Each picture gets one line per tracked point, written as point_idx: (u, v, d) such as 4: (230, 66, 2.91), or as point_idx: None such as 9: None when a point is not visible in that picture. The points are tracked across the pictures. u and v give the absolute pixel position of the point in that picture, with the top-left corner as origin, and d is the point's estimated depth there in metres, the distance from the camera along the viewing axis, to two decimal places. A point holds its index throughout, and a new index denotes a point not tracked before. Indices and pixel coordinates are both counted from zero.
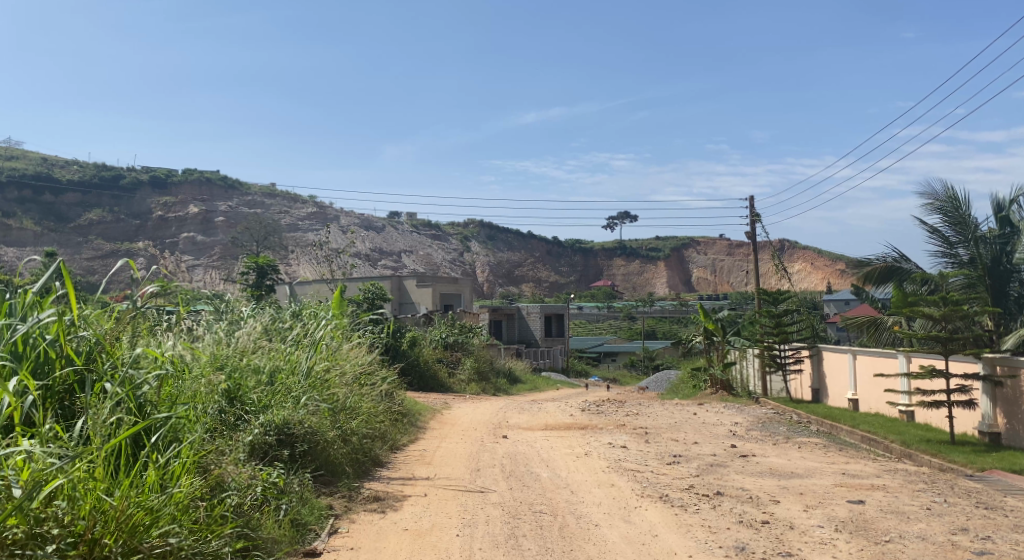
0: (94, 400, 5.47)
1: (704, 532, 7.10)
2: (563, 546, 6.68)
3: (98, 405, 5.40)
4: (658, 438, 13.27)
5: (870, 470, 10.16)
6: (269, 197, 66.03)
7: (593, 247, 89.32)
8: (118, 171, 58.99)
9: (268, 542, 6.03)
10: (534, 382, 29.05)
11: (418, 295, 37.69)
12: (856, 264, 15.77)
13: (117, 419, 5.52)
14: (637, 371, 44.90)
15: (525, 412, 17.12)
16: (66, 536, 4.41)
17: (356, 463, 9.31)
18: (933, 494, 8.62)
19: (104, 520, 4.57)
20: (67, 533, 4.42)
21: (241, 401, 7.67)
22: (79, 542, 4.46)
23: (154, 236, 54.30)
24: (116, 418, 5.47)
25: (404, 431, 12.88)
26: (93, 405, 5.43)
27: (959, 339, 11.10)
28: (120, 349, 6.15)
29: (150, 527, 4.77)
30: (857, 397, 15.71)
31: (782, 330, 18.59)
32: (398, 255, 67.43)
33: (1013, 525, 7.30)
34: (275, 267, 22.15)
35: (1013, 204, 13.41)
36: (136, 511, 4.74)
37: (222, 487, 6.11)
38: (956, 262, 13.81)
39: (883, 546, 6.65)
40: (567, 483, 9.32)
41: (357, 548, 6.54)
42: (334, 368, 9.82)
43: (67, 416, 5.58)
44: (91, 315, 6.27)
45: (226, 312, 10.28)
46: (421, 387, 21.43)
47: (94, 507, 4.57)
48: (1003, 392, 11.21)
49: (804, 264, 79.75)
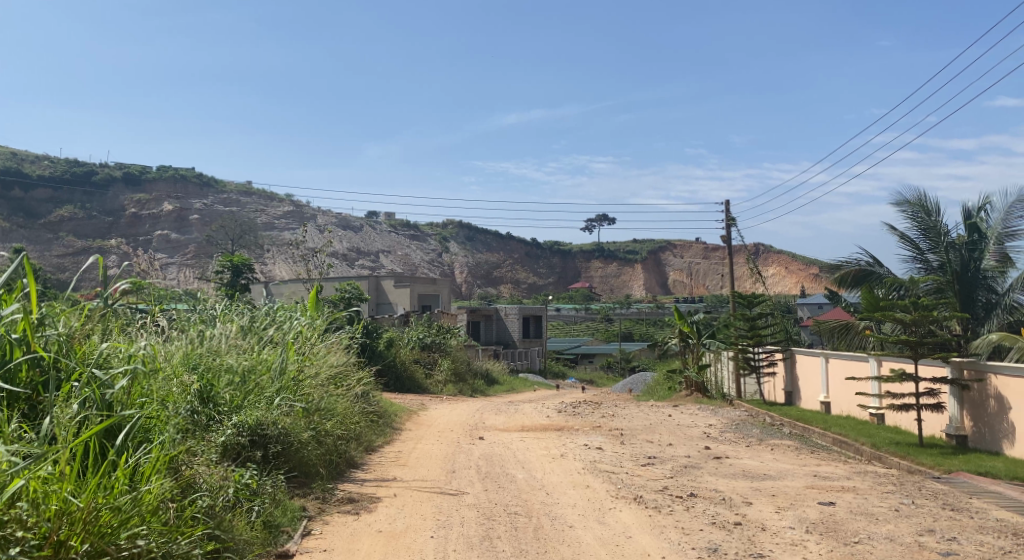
0: (61, 401, 5.43)
1: (677, 532, 7.20)
2: (537, 548, 6.71)
3: (64, 406, 5.36)
4: (633, 439, 13.45)
5: (839, 472, 10.36)
6: (244, 195, 65.28)
7: (571, 249, 89.71)
8: (90, 167, 57.88)
9: (239, 544, 6.00)
10: (511, 384, 29.12)
11: (396, 295, 37.54)
12: (829, 268, 16.05)
13: (84, 419, 5.47)
14: (613, 372, 45.20)
15: (502, 413, 17.19)
16: (30, 538, 4.36)
17: (330, 464, 9.25)
18: (900, 496, 8.81)
19: (70, 521, 4.52)
20: (32, 535, 4.36)
21: (213, 402, 7.59)
22: (44, 544, 4.40)
23: (127, 234, 53.52)
24: (84, 417, 5.47)
25: (380, 432, 12.90)
26: (60, 405, 5.40)
27: (928, 344, 11.33)
28: (88, 349, 6.09)
29: (118, 529, 4.73)
30: (828, 400, 15.97)
31: (756, 333, 18.96)
32: (375, 255, 67.23)
33: (977, 525, 7.50)
34: (250, 267, 21.84)
35: (980, 212, 13.74)
36: (103, 513, 4.68)
37: (194, 488, 6.07)
38: (927, 267, 14.10)
39: (853, 547, 6.76)
40: (543, 484, 9.38)
41: (331, 550, 6.55)
42: (308, 368, 9.77)
43: (32, 416, 5.53)
44: (57, 313, 6.20)
45: (199, 311, 10.16)
46: (398, 388, 21.42)
47: (59, 510, 4.52)
48: (970, 395, 11.45)
49: (778, 268, 80.81)
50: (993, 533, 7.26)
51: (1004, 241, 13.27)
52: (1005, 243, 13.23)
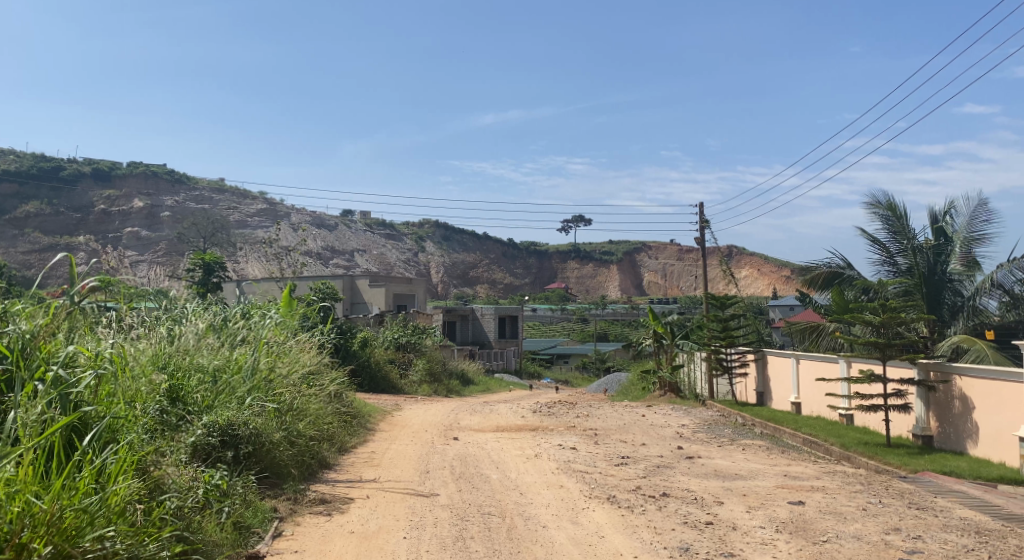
0: (24, 401, 5.33)
1: (649, 532, 7.22)
2: (510, 548, 6.71)
3: (28, 405, 5.28)
4: (607, 438, 13.50)
5: (809, 472, 10.48)
6: (217, 193, 64.44)
7: (547, 251, 89.82)
8: (58, 161, 56.71)
9: (209, 545, 5.92)
10: (486, 384, 29.09)
11: (371, 295, 37.30)
12: (800, 271, 16.25)
13: (48, 418, 5.38)
14: (589, 372, 45.31)
15: (477, 413, 17.19)
16: None
17: (303, 465, 9.15)
18: (868, 495, 8.93)
19: (34, 524, 4.43)
20: None
21: (183, 402, 7.48)
22: (6, 546, 4.30)
23: (96, 230, 52.72)
24: (48, 417, 5.37)
25: (353, 432, 12.82)
26: (24, 405, 5.30)
27: (896, 345, 11.51)
28: (53, 347, 5.98)
29: (83, 532, 4.64)
30: (799, 401, 16.16)
31: (729, 334, 19.16)
32: (350, 255, 66.78)
33: (942, 524, 7.63)
34: (222, 265, 21.53)
35: (946, 216, 14.01)
36: (67, 515, 4.60)
37: (162, 489, 5.98)
38: (896, 270, 14.27)
39: (821, 546, 6.84)
40: (516, 484, 9.38)
41: (302, 551, 6.49)
42: (280, 367, 9.69)
43: None
44: (22, 311, 6.10)
45: (169, 310, 10.02)
46: (372, 388, 21.28)
47: (22, 511, 4.43)
48: (936, 396, 11.64)
49: (751, 270, 81.53)
50: (956, 531, 7.39)
51: (970, 246, 13.54)
52: (973, 247, 13.52)
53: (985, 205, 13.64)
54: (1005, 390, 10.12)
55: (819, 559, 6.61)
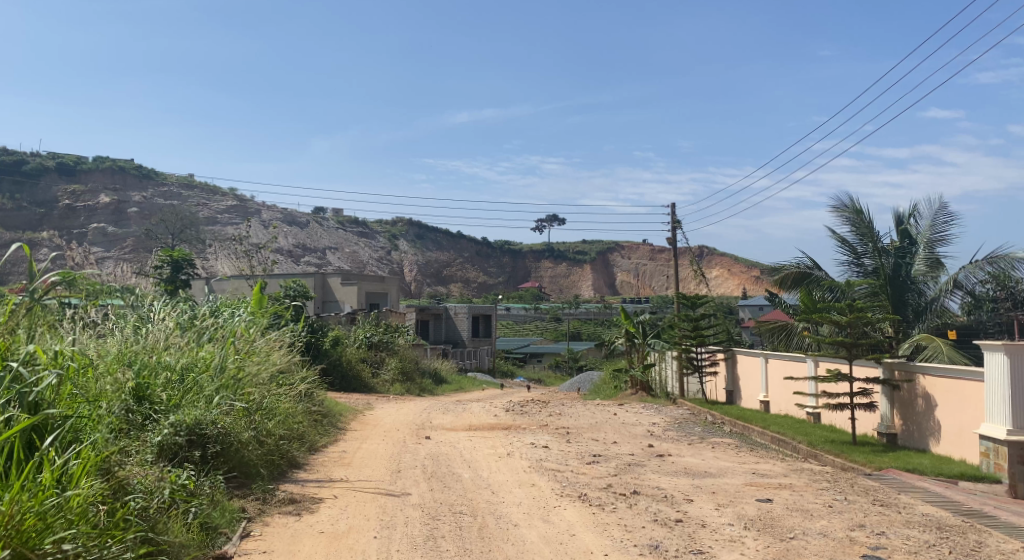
0: None
1: (620, 530, 7.25)
2: (481, 547, 6.70)
3: None
4: (578, 437, 13.52)
5: (777, 470, 10.59)
6: (185, 189, 63.50)
7: (520, 250, 89.83)
8: (21, 155, 55.47)
9: (176, 546, 5.83)
10: (459, 383, 29.01)
11: (343, 293, 37.04)
12: (770, 271, 16.43)
13: (6, 419, 5.26)
14: (562, 371, 45.41)
15: (449, 412, 17.12)
16: None
17: (272, 465, 9.06)
18: (834, 493, 9.05)
19: None
20: None
21: (149, 400, 7.35)
22: None
23: (60, 226, 51.71)
24: (7, 417, 5.26)
25: (323, 431, 12.69)
26: None
27: (862, 345, 11.69)
28: (14, 346, 5.86)
29: (43, 533, 4.54)
30: (768, 400, 16.36)
31: (699, 334, 19.32)
32: (321, 252, 66.20)
33: (905, 520, 7.77)
34: (191, 262, 21.23)
35: (910, 218, 14.27)
36: (27, 517, 4.49)
37: (126, 489, 5.86)
38: (861, 271, 14.48)
39: (787, 543, 6.92)
40: (488, 483, 9.36)
41: (270, 552, 6.41)
42: (250, 366, 9.56)
43: None
44: None
45: (136, 308, 9.85)
46: (344, 387, 21.10)
47: None
48: (900, 394, 11.86)
49: (722, 271, 82.36)
50: (919, 527, 7.53)
51: (933, 247, 13.79)
52: (935, 248, 13.78)
53: (946, 207, 13.93)
54: (967, 387, 10.31)
55: (786, 555, 6.68)
